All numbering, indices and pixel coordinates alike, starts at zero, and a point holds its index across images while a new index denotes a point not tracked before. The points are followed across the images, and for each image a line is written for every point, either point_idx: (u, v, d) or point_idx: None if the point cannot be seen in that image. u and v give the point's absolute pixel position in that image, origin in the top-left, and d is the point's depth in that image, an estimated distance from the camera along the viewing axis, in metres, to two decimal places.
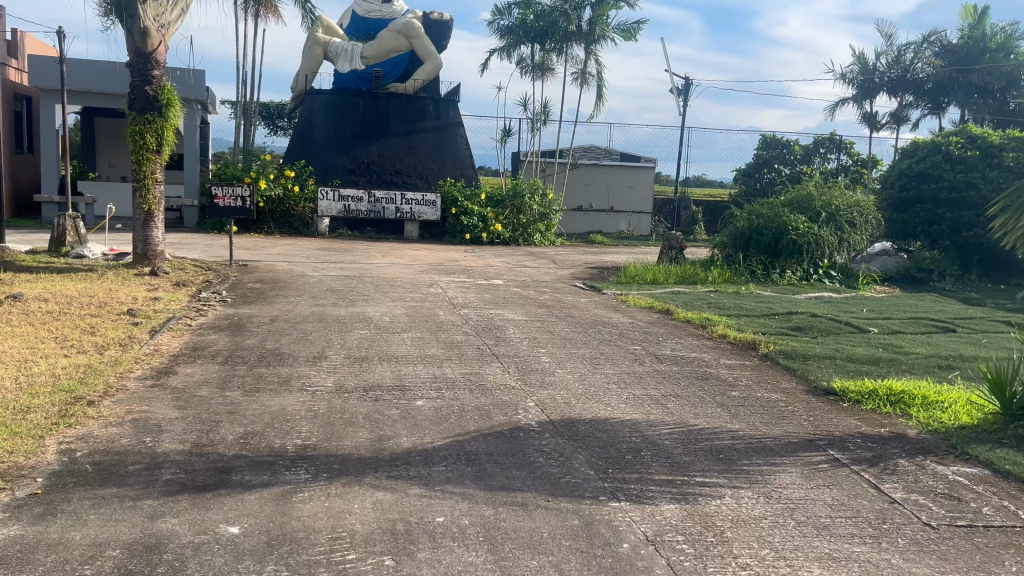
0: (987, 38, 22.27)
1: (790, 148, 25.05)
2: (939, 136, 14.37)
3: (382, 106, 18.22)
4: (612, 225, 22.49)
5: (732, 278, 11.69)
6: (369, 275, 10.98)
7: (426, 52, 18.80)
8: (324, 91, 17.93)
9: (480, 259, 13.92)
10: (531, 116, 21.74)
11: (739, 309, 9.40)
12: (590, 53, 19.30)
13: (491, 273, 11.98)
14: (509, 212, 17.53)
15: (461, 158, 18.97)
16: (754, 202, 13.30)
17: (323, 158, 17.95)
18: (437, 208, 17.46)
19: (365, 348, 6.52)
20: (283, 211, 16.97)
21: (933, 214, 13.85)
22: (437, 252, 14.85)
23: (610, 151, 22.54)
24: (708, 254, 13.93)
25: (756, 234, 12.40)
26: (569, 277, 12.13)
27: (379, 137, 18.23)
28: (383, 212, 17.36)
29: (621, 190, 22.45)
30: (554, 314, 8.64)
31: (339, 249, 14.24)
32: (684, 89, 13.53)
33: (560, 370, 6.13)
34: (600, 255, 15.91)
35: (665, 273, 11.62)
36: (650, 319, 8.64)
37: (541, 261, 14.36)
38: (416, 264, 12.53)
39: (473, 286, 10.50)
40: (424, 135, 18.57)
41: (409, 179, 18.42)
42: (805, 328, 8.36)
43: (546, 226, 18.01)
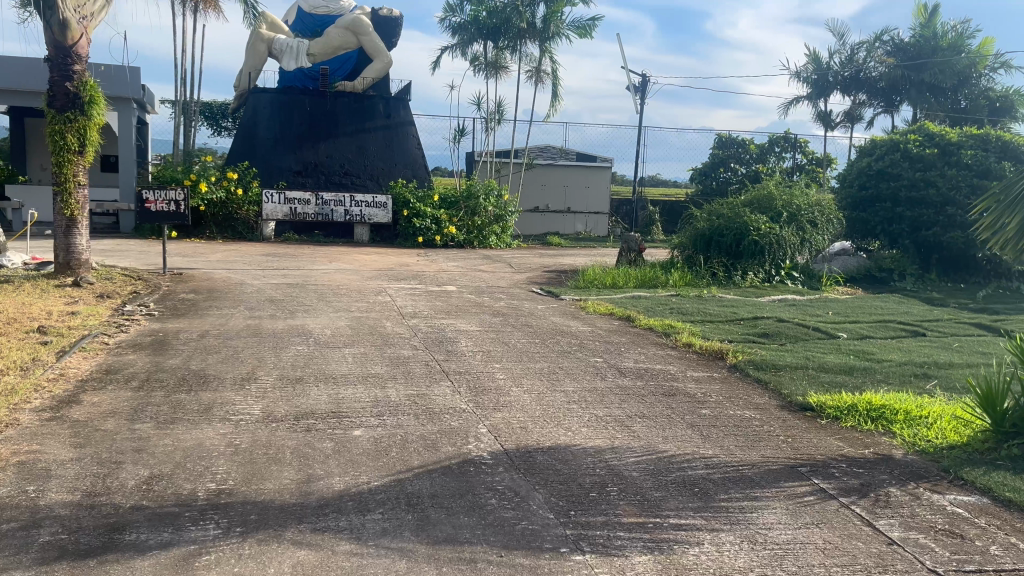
0: (939, 37, 22.42)
1: (746, 147, 24.92)
2: (897, 134, 14.22)
3: (330, 105, 17.53)
4: (569, 226, 22.11)
5: (693, 281, 11.31)
6: (313, 282, 10.33)
7: (375, 49, 18.15)
8: (268, 89, 17.18)
9: (433, 263, 13.35)
10: (485, 115, 21.20)
11: (703, 313, 8.98)
12: (544, 51, 18.86)
13: (444, 279, 11.42)
14: (463, 214, 16.96)
15: (412, 159, 18.35)
16: (714, 202, 12.96)
17: (269, 159, 17.20)
18: (389, 211, 16.82)
19: (301, 367, 5.92)
20: (225, 215, 16.13)
21: (892, 213, 13.69)
22: (388, 256, 14.24)
23: (566, 151, 22.12)
24: (668, 256, 13.56)
25: (717, 235, 12.04)
26: (526, 282, 11.62)
27: (326, 137, 17.53)
28: (332, 215, 16.67)
29: (577, 190, 22.05)
30: (510, 324, 8.13)
31: (284, 255, 13.55)
32: (641, 86, 13.12)
33: (516, 388, 5.61)
34: (557, 257, 15.45)
35: (625, 277, 11.19)
36: (611, 327, 8.17)
37: (496, 265, 13.84)
38: (364, 270, 11.90)
39: (424, 293, 9.93)
40: (374, 135, 17.92)
41: (358, 181, 17.76)
42: (772, 335, 7.97)
43: (502, 228, 17.49)
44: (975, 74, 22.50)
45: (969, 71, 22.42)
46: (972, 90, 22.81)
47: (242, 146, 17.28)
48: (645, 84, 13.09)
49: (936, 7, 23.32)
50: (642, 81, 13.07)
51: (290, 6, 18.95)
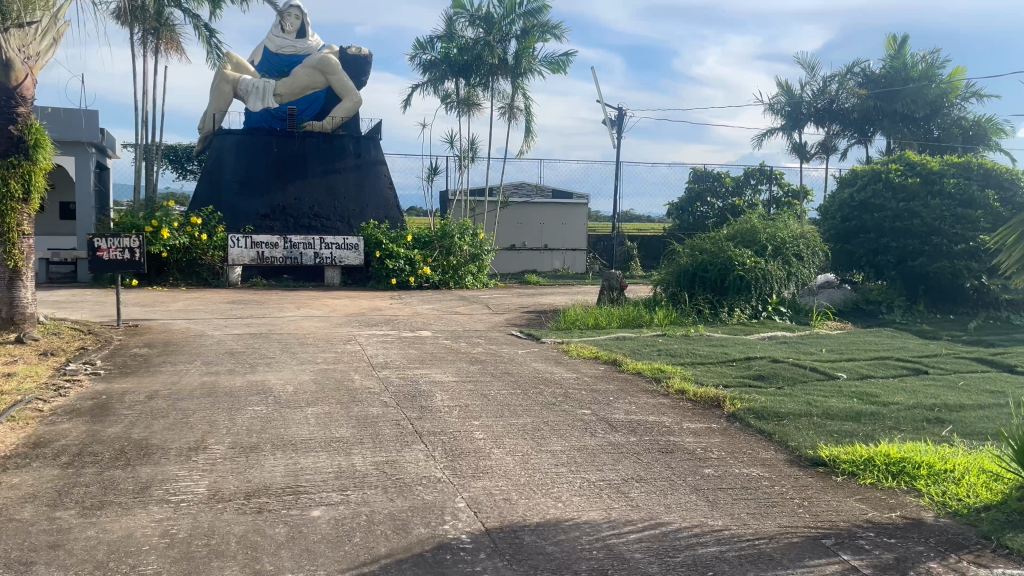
0: (908, 68, 22.57)
1: (722, 181, 24.75)
2: (877, 164, 13.97)
3: (298, 146, 17.00)
4: (546, 264, 21.68)
5: (678, 319, 10.83)
6: (279, 331, 9.73)
7: (343, 88, 17.75)
8: (234, 131, 16.64)
9: (407, 307, 12.82)
10: (459, 153, 20.81)
11: (693, 355, 8.48)
12: (517, 87, 18.57)
13: (418, 323, 10.86)
14: (438, 253, 16.42)
15: (384, 199, 17.88)
16: (696, 236, 12.56)
17: (234, 203, 16.62)
18: (360, 252, 16.29)
19: (257, 432, 5.33)
20: (189, 262, 15.48)
21: (877, 244, 13.39)
22: (359, 300, 13.65)
23: (541, 189, 21.77)
24: (650, 293, 13.11)
25: (701, 271, 11.61)
26: (504, 324, 11.11)
27: (295, 178, 16.98)
28: (301, 258, 16.10)
29: (554, 228, 21.67)
30: (489, 372, 7.59)
31: (250, 302, 12.93)
32: (618, 120, 12.77)
33: (497, 450, 5.04)
34: (536, 297, 14.97)
35: (608, 317, 10.69)
36: (596, 373, 7.63)
37: (472, 306, 13.30)
38: (334, 316, 11.33)
39: (396, 339, 9.38)
40: (345, 176, 17.43)
41: (329, 223, 17.17)
42: (768, 377, 7.47)
43: (478, 267, 16.97)
44: (948, 102, 22.73)
45: (941, 100, 22.61)
46: (944, 119, 22.91)
47: (206, 190, 16.69)
48: (621, 117, 12.75)
49: (904, 39, 23.48)
50: (618, 115, 12.73)
51: (256, 46, 18.52)
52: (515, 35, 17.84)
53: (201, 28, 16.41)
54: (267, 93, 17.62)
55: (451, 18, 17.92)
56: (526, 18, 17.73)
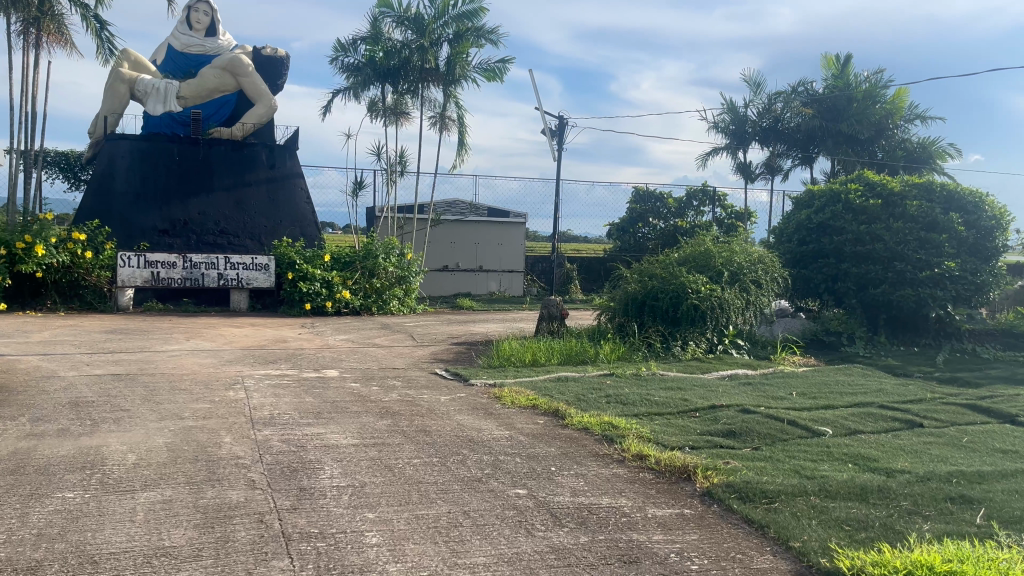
0: (853, 87, 21.98)
1: (665, 202, 23.77)
2: (834, 183, 13.04)
3: (203, 155, 15.36)
4: (481, 286, 20.26)
5: (627, 354, 9.52)
6: (150, 372, 8.04)
7: (256, 92, 16.09)
8: (129, 137, 14.86)
9: (319, 336, 11.24)
10: (386, 166, 19.28)
11: (648, 403, 7.13)
12: (449, 96, 17.19)
13: (325, 359, 9.28)
14: (360, 275, 14.81)
15: (300, 215, 16.13)
16: (644, 260, 11.34)
17: (128, 217, 14.74)
18: (271, 274, 14.59)
19: (50, 541, 3.73)
20: (70, 282, 13.60)
21: (836, 270, 12.41)
22: (264, 329, 11.95)
23: (476, 206, 20.37)
24: (593, 321, 11.79)
25: (651, 299, 10.36)
26: (427, 359, 9.62)
27: (198, 190, 15.27)
28: (203, 279, 14.31)
29: (490, 248, 20.29)
30: (400, 427, 6.10)
31: (132, 331, 11.14)
32: (558, 129, 11.43)
33: (394, 567, 3.56)
34: (468, 324, 13.52)
35: (547, 351, 9.31)
36: (535, 430, 6.19)
37: (394, 336, 11.76)
38: (228, 349, 9.69)
39: (295, 382, 7.81)
40: (256, 189, 15.72)
41: (236, 241, 15.46)
42: (742, 435, 6.15)
43: (405, 290, 15.40)
44: (892, 123, 22.29)
45: (885, 121, 22.13)
46: (888, 142, 22.46)
47: (96, 202, 14.76)
48: (562, 126, 11.45)
49: (846, 59, 22.98)
50: (559, 124, 11.43)
51: (159, 44, 16.72)
52: (447, 40, 16.48)
53: (90, 18, 14.69)
54: (169, 95, 15.85)
55: (377, 18, 16.47)
56: (459, 21, 16.40)
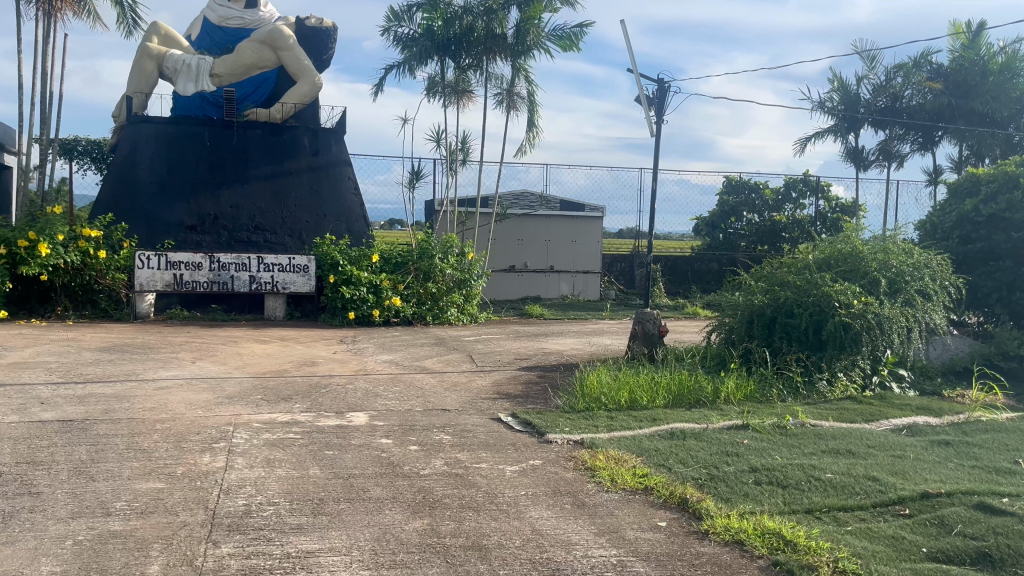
0: (987, 59, 18.68)
1: (761, 192, 21.10)
2: (1008, 164, 10.26)
3: (237, 140, 13.44)
4: (552, 289, 17.92)
5: (757, 393, 7.07)
6: (114, 418, 5.94)
7: (299, 68, 14.07)
8: (154, 119, 13.06)
9: (357, 358, 9.07)
10: (447, 154, 17.14)
11: (820, 487, 4.69)
12: (518, 70, 14.89)
13: (356, 395, 7.05)
14: (413, 278, 12.64)
15: (346, 208, 14.03)
16: (769, 265, 8.88)
17: (151, 211, 12.91)
18: (311, 277, 12.54)
19: None
20: (82, 286, 11.79)
21: (1017, 275, 9.63)
22: (293, 346, 9.83)
23: (546, 198, 17.94)
24: (702, 340, 9.33)
25: (786, 315, 7.86)
26: (489, 395, 7.32)
27: (231, 180, 13.34)
28: (232, 282, 12.34)
29: (562, 246, 17.91)
30: (441, 541, 3.80)
31: (133, 349, 9.17)
32: (659, 95, 8.97)
33: None
34: (540, 339, 11.18)
35: (649, 387, 6.91)
36: (658, 550, 3.82)
37: (449, 356, 9.49)
38: (237, 378, 7.57)
39: (304, 437, 5.59)
40: (297, 178, 13.70)
41: (273, 238, 13.45)
42: (1009, 568, 3.71)
43: (465, 295, 13.15)
44: None
45: None
46: None
47: (116, 194, 12.97)
48: (663, 93, 9.00)
49: (979, 25, 19.65)
50: (658, 89, 8.98)
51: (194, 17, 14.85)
52: (517, 3, 14.18)
53: None
54: (201, 73, 13.95)
55: None
56: None
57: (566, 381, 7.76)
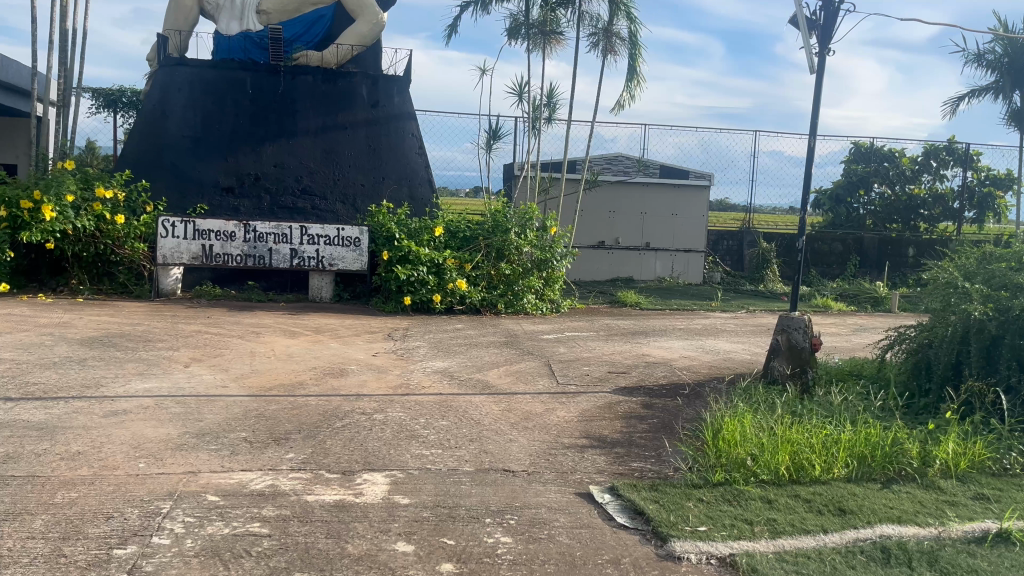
0: None
1: (898, 161, 18.01)
2: None
3: (284, 87, 11.42)
4: (647, 270, 15.46)
5: (990, 462, 4.56)
6: (7, 475, 3.91)
7: (358, 4, 11.86)
8: (190, 62, 11.17)
9: (400, 364, 6.90)
10: (530, 111, 14.80)
11: None
12: (617, 7, 12.31)
13: (380, 436, 4.87)
14: (483, 257, 10.46)
15: (408, 169, 11.88)
16: (979, 256, 6.21)
17: (184, 169, 11.06)
18: (363, 252, 10.45)
19: None
20: (96, 257, 10.05)
21: None
22: (324, 342, 7.74)
23: (644, 163, 15.36)
24: (870, 361, 6.78)
25: (1022, 338, 5.25)
26: (573, 442, 5.02)
27: (275, 134, 11.34)
28: (271, 257, 10.36)
29: (661, 219, 15.39)
30: None
31: (124, 341, 7.25)
32: (826, 16, 6.39)
33: None
34: (638, 340, 8.79)
35: (823, 447, 4.52)
36: None
37: (521, 364, 7.24)
38: (227, 397, 5.50)
39: (274, 532, 3.43)
40: (352, 133, 11.61)
41: (322, 204, 11.43)
42: None
43: (545, 278, 10.84)
44: None
45: None
46: None
47: (146, 149, 11.17)
48: (831, 12, 6.40)
49: None
50: (824, 7, 6.39)
51: None
52: None
53: None
54: (247, 11, 11.94)
55: None
56: None
57: (686, 424, 5.40)
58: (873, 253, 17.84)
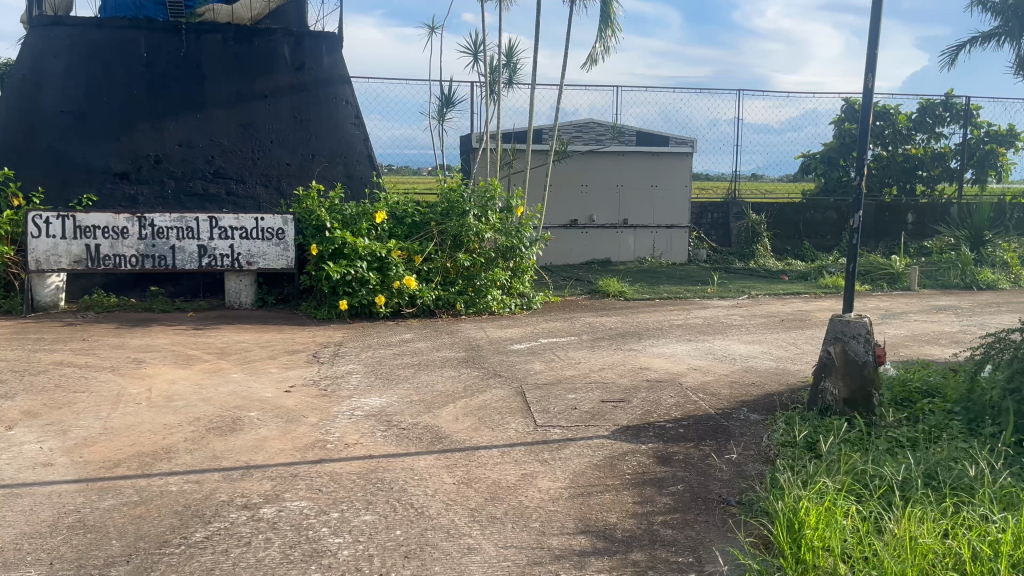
0: None
1: (893, 120, 16.45)
2: None
3: (188, 49, 9.36)
4: (625, 250, 13.76)
5: None
6: None
7: None
8: (67, 20, 9.05)
9: (320, 406, 5.05)
10: (489, 73, 12.92)
11: None
12: None
13: (261, 559, 3.05)
14: (437, 247, 8.63)
15: (344, 142, 9.95)
16: None
17: (65, 152, 9.03)
18: (288, 245, 8.56)
19: None
20: None
21: None
22: (227, 372, 5.87)
23: (619, 129, 13.55)
24: (952, 384, 5.11)
25: None
26: (567, 546, 3.24)
27: (179, 106, 9.31)
28: (174, 257, 8.42)
29: (639, 192, 13.66)
30: None
31: None
32: None
33: None
34: (631, 345, 7.03)
35: (973, 560, 2.79)
36: None
37: (485, 393, 5.46)
38: (37, 491, 3.62)
39: None
40: (273, 103, 9.62)
41: (240, 188, 9.49)
42: None
43: (512, 269, 9.05)
44: None
45: None
46: None
47: (17, 129, 9.10)
48: None
49: None
50: None
51: None
52: None
53: None
54: None
55: None
56: None
57: (734, 508, 3.64)
58: (870, 222, 16.27)
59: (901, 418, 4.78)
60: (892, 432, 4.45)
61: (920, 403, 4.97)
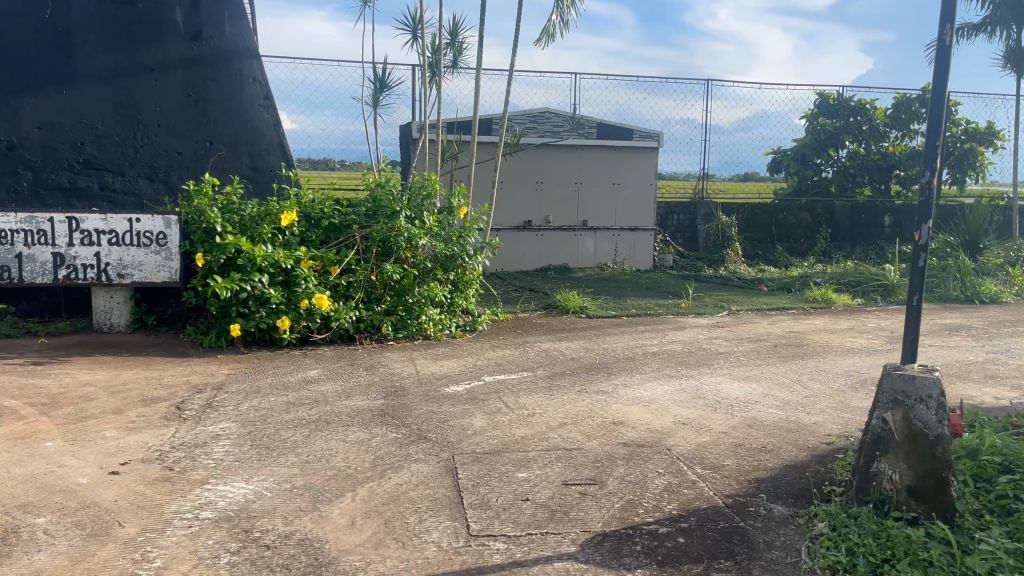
0: None
1: (869, 114, 15.14)
2: None
3: (53, 9, 7.49)
4: (584, 254, 12.30)
5: None
6: None
7: None
8: None
9: (151, 504, 3.42)
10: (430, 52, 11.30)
11: None
12: None
13: None
14: (358, 255, 7.01)
15: (249, 126, 8.31)
16: None
17: None
18: (170, 254, 6.86)
19: None
20: None
21: None
22: (38, 438, 4.18)
23: (578, 120, 12.05)
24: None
25: None
26: None
27: (40, 80, 7.47)
28: (21, 268, 6.65)
29: (600, 191, 12.21)
30: None
31: None
32: None
33: None
34: (597, 386, 5.50)
35: None
36: None
37: (397, 471, 3.88)
38: None
39: None
40: (161, 78, 7.88)
41: (117, 182, 7.78)
42: None
43: (453, 282, 7.50)
44: None
45: None
46: None
47: None
48: None
49: None
50: None
51: None
52: None
53: None
54: None
55: None
56: None
57: None
58: (846, 225, 15.06)
59: (990, 517, 3.36)
60: (1000, 557, 2.99)
61: (1010, 492, 3.57)
